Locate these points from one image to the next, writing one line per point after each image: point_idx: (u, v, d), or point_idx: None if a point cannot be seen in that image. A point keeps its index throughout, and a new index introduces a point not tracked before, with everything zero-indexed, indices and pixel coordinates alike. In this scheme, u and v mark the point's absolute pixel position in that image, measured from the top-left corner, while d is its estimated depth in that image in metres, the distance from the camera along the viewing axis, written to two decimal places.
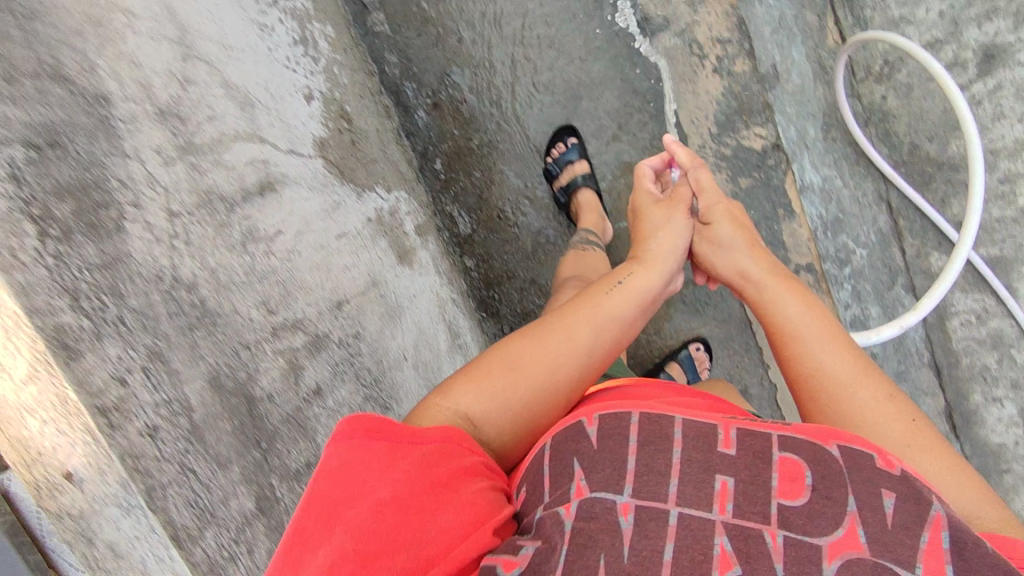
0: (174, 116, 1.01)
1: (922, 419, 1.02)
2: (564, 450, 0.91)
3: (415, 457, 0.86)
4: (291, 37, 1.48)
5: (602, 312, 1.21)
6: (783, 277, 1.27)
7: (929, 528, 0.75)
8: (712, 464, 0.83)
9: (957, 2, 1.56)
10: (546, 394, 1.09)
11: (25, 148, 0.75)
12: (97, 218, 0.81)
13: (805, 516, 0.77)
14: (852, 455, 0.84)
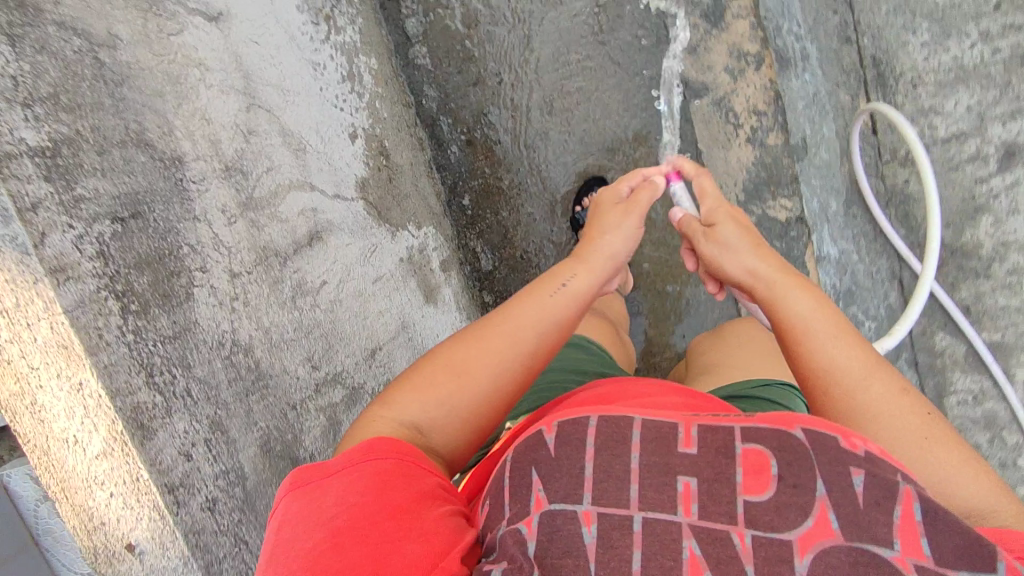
0: (239, 171, 1.00)
1: (943, 418, 0.78)
2: (522, 460, 0.69)
3: (368, 470, 0.69)
4: (340, 74, 1.50)
5: (551, 305, 0.97)
6: (778, 264, 0.93)
7: (901, 501, 0.61)
8: (672, 467, 0.66)
9: (984, 99, 1.60)
10: (492, 394, 0.90)
11: (111, 222, 0.74)
12: (170, 288, 0.80)
13: (773, 510, 0.61)
14: (820, 439, 0.65)
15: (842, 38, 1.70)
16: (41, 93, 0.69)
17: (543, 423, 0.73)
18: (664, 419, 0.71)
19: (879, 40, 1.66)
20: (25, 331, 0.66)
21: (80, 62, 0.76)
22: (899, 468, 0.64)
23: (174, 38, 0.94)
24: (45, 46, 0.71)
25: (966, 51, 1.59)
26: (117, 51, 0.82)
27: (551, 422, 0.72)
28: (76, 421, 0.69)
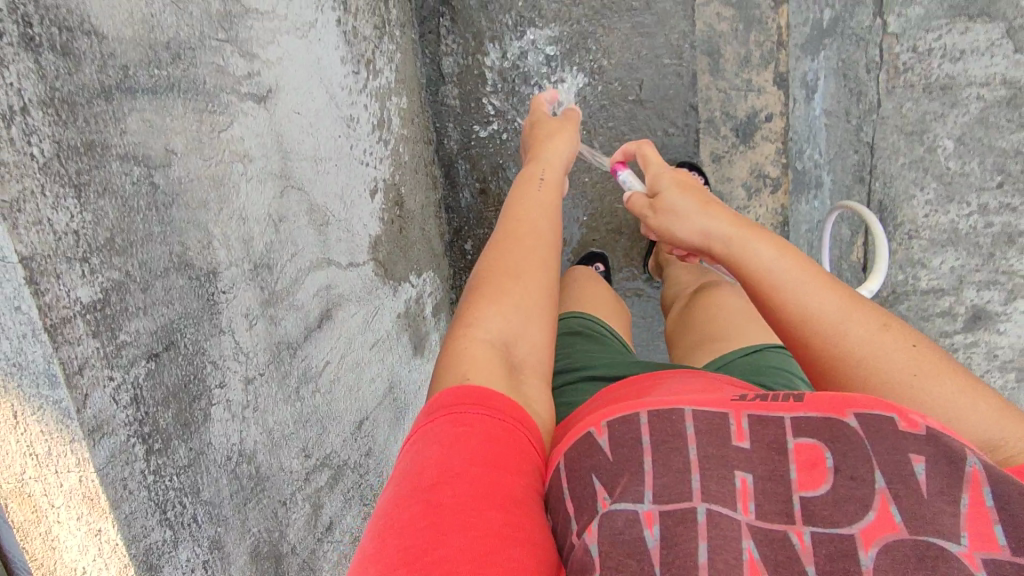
0: (265, 268, 1.01)
1: (925, 343, 0.86)
2: (580, 466, 0.73)
3: (479, 431, 0.78)
4: (370, 123, 1.47)
5: (546, 204, 1.25)
6: (730, 218, 1.03)
7: (968, 488, 0.62)
8: (728, 461, 0.69)
9: (967, 263, 1.72)
10: (551, 294, 1.09)
11: (147, 361, 0.75)
12: (191, 413, 0.82)
13: (829, 504, 0.64)
14: (871, 423, 0.68)
15: (856, 177, 1.72)
16: (99, 242, 0.69)
17: (592, 425, 0.77)
18: (713, 408, 0.74)
19: (889, 186, 1.70)
20: (52, 475, 0.68)
21: (137, 193, 0.75)
22: (965, 445, 0.65)
23: (223, 134, 0.93)
24: (108, 186, 0.71)
25: (961, 218, 1.68)
26: (171, 167, 0.82)
27: (600, 423, 0.76)
28: (87, 557, 0.72)
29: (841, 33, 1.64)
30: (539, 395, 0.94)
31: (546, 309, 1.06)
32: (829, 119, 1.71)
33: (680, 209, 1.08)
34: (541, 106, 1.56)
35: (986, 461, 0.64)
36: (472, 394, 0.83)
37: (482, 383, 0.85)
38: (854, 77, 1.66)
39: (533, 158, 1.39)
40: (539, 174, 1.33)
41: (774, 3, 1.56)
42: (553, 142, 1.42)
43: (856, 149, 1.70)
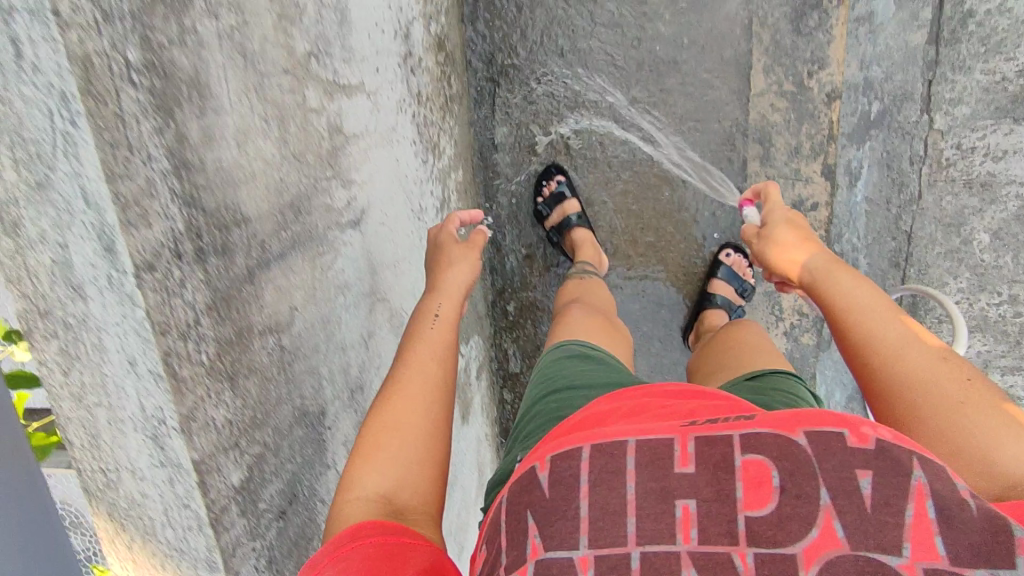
0: (359, 391, 1.04)
1: (984, 380, 0.85)
2: (516, 505, 0.60)
3: (359, 556, 0.63)
4: (435, 204, 1.47)
5: (438, 346, 1.05)
6: (827, 258, 1.15)
7: (911, 500, 0.52)
8: (669, 491, 0.56)
9: (993, 349, 1.80)
10: (443, 436, 0.92)
11: (278, 519, 0.80)
12: (306, 555, 0.87)
13: (773, 524, 0.52)
14: (822, 439, 0.56)
15: (892, 262, 1.79)
16: (246, 423, 0.73)
17: (535, 459, 0.64)
18: (658, 435, 0.60)
19: (923, 274, 1.78)
20: None
21: (271, 363, 0.78)
22: (912, 455, 0.55)
23: (328, 273, 0.95)
24: (253, 366, 0.74)
25: (991, 306, 1.76)
26: (294, 326, 0.84)
27: (543, 457, 0.63)
28: None
29: (888, 125, 1.70)
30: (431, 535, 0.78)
31: (433, 455, 0.89)
32: (870, 206, 1.76)
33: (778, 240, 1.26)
34: (451, 224, 1.26)
35: (932, 472, 0.54)
36: (348, 532, 0.69)
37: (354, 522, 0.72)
38: (897, 168, 1.72)
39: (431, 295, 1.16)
40: (435, 307, 1.13)
41: (828, 98, 1.59)
42: (451, 270, 1.20)
43: (893, 237, 1.77)
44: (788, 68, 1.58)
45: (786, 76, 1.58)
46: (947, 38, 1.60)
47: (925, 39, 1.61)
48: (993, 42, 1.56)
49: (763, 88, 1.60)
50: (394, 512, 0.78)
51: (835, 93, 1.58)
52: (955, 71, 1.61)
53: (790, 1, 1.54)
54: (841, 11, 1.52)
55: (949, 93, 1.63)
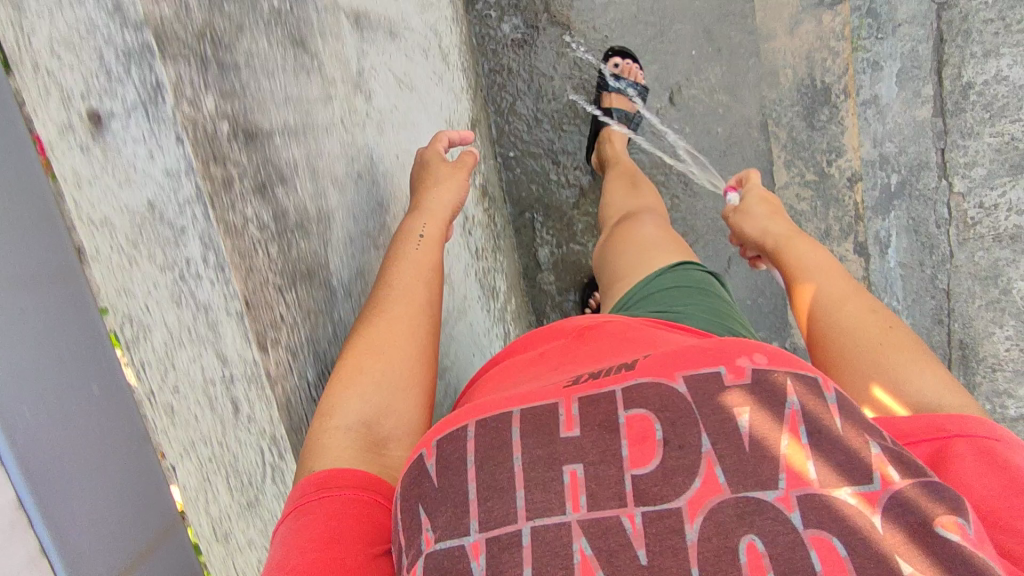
0: None
1: (902, 327, 1.00)
2: (409, 496, 0.61)
3: (322, 515, 0.63)
4: (497, 340, 1.49)
5: (425, 268, 0.91)
6: (792, 230, 1.32)
7: (786, 428, 0.58)
8: (556, 457, 0.59)
9: None
10: (429, 366, 0.85)
11: None
12: None
13: (659, 480, 0.56)
14: (699, 383, 0.61)
15: (935, 319, 1.84)
16: None
17: (423, 444, 0.64)
18: (542, 402, 0.64)
19: (968, 327, 1.81)
20: None
21: None
22: (788, 383, 0.60)
23: None
24: None
25: None
26: None
27: (431, 443, 0.63)
28: None
29: (909, 195, 1.78)
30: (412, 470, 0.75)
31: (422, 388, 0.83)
32: (904, 269, 1.84)
33: (755, 213, 1.40)
34: (438, 143, 1.05)
35: (805, 396, 0.60)
36: (315, 481, 0.67)
37: (330, 466, 0.68)
38: (925, 232, 1.79)
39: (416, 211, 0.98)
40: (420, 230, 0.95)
41: (850, 182, 1.68)
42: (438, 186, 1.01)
43: (932, 295, 1.82)
44: (808, 160, 1.68)
45: (807, 167, 1.68)
46: (951, 109, 1.68)
47: (930, 112, 1.70)
48: (996, 107, 1.63)
49: (786, 180, 1.70)
50: (375, 447, 0.74)
51: (855, 177, 1.67)
52: (964, 137, 1.68)
53: (800, 101, 1.65)
54: (849, 102, 1.62)
55: (963, 158, 1.69)
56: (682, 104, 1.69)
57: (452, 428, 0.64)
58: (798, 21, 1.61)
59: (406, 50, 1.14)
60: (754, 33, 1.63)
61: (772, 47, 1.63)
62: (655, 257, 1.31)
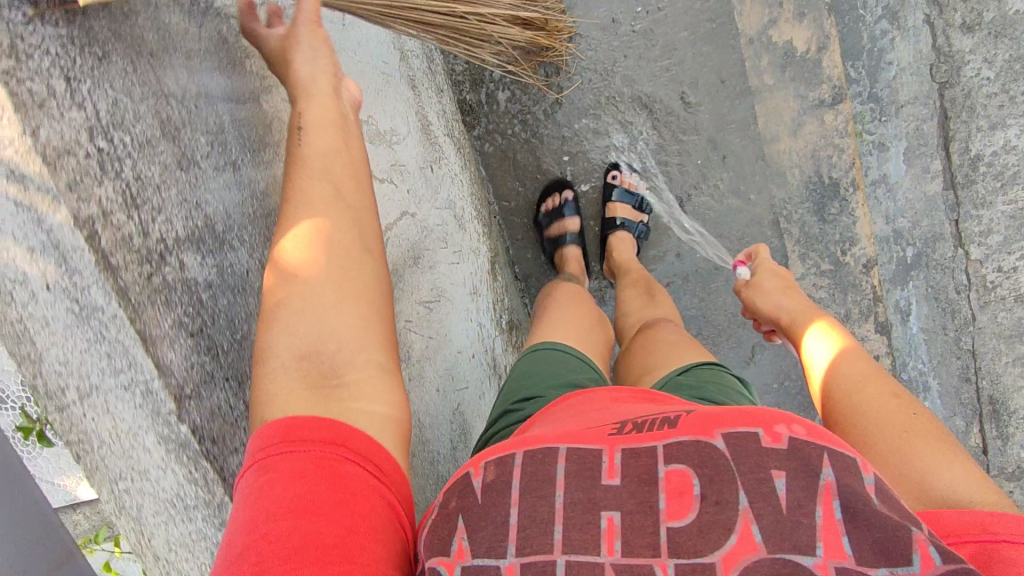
0: None
1: (927, 414, 0.92)
2: (448, 506, 0.69)
3: (286, 479, 0.66)
4: None
5: (322, 152, 0.88)
6: (805, 302, 1.26)
7: (821, 501, 0.62)
8: (597, 502, 0.65)
9: None
10: (358, 257, 0.84)
11: None
12: None
13: (695, 533, 0.62)
14: (737, 442, 0.66)
15: (962, 378, 1.82)
16: None
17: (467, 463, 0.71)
18: (586, 443, 0.70)
19: (997, 383, 1.81)
20: None
21: None
22: (823, 454, 0.65)
23: None
24: None
25: None
26: None
27: (475, 463, 0.70)
28: None
29: (926, 265, 1.76)
30: (375, 387, 0.78)
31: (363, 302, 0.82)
32: (927, 333, 1.81)
33: (764, 285, 1.34)
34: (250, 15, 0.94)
35: (841, 469, 0.64)
36: (277, 431, 0.70)
37: (285, 416, 0.72)
38: (945, 297, 1.77)
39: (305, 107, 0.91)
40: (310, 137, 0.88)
41: (865, 267, 1.70)
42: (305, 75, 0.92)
43: (958, 355, 1.81)
44: (823, 251, 1.70)
45: (824, 257, 1.70)
46: (962, 181, 1.67)
47: (941, 186, 1.69)
48: (1008, 176, 1.64)
49: (802, 272, 1.72)
50: (325, 380, 0.76)
51: (870, 262, 1.69)
52: (977, 207, 1.68)
53: (810, 198, 1.66)
54: (858, 194, 1.64)
55: (978, 228, 1.69)
56: (692, 210, 1.71)
57: (497, 455, 0.70)
58: (801, 122, 1.62)
59: (434, 266, 1.26)
60: (757, 137, 1.64)
61: (778, 149, 1.64)
62: (679, 353, 1.23)
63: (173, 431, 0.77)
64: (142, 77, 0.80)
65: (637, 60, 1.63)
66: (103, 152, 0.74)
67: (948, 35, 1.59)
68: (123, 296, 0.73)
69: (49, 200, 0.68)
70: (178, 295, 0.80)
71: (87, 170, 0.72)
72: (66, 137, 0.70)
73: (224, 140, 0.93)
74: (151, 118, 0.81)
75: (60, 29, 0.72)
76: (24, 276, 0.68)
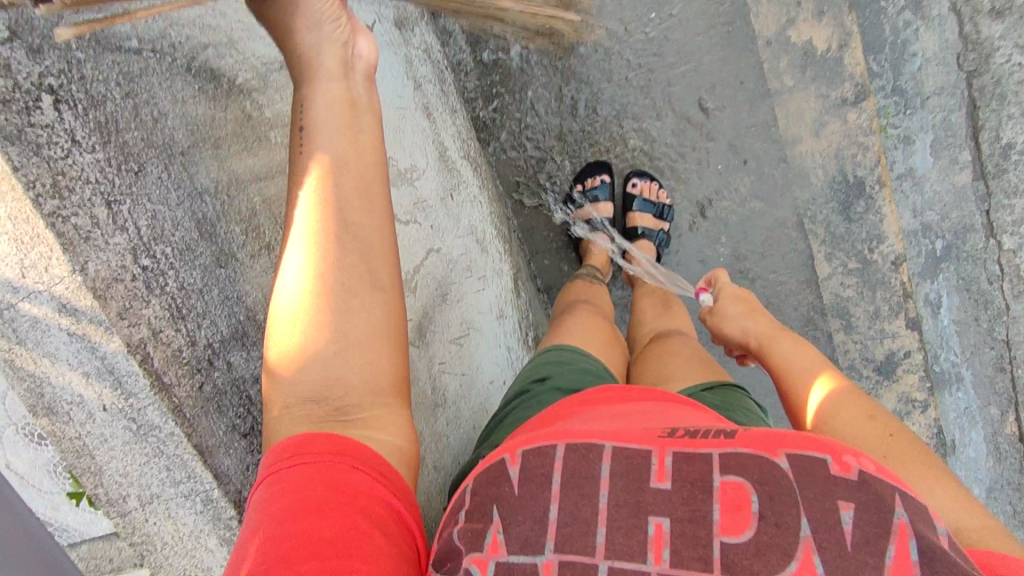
0: None
1: (904, 434, 0.86)
2: (483, 495, 0.66)
3: (294, 487, 0.66)
4: None
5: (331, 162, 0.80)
6: (769, 321, 1.18)
7: (894, 539, 0.59)
8: (643, 506, 0.62)
9: None
10: (367, 283, 0.78)
11: None
12: None
13: (752, 551, 0.59)
14: (803, 466, 0.63)
15: (998, 368, 1.67)
16: None
17: (506, 451, 0.70)
18: (635, 444, 0.67)
19: None
20: None
21: None
22: (896, 493, 0.62)
23: None
24: None
25: None
26: None
27: (514, 453, 0.68)
28: None
29: (956, 258, 1.66)
30: (386, 421, 0.77)
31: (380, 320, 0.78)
32: (959, 325, 1.69)
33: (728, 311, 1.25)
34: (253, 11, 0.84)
35: (916, 513, 0.61)
36: (287, 450, 0.70)
37: (296, 434, 0.72)
38: (977, 288, 1.66)
39: (310, 88, 0.83)
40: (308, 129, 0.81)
41: (894, 264, 1.63)
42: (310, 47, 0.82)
43: (992, 346, 1.67)
44: (850, 251, 1.64)
45: (850, 256, 1.64)
46: (993, 170, 1.59)
47: (970, 176, 1.60)
48: None
49: (829, 271, 1.67)
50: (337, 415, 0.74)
51: (899, 259, 1.63)
52: (1009, 196, 1.59)
53: (834, 197, 1.62)
54: (885, 192, 1.59)
55: (1012, 217, 1.59)
56: (714, 215, 1.69)
57: (538, 447, 0.68)
58: (823, 122, 1.59)
59: (463, 300, 1.28)
60: (778, 140, 1.61)
61: (799, 151, 1.61)
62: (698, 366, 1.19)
63: (225, 518, 0.89)
64: (176, 181, 0.89)
65: (653, 69, 1.60)
66: (147, 271, 0.83)
67: (976, 23, 1.54)
68: (175, 412, 0.84)
69: (101, 331, 0.79)
70: (226, 399, 0.89)
71: (134, 294, 0.81)
72: (111, 266, 0.80)
73: (259, 225, 0.99)
74: (188, 221, 0.89)
75: (97, 153, 0.79)
76: (81, 397, 0.81)
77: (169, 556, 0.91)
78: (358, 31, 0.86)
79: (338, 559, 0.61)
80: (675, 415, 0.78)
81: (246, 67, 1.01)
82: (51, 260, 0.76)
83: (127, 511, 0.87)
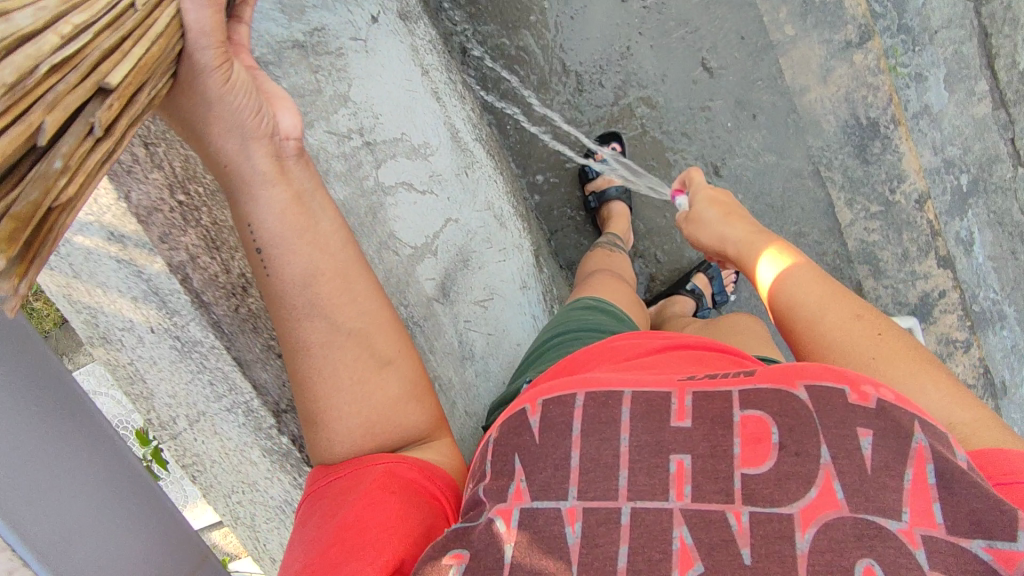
0: None
1: (894, 331, 0.81)
2: (506, 445, 0.67)
3: (331, 496, 0.76)
4: None
5: (299, 275, 0.82)
6: (747, 226, 1.08)
7: (912, 463, 0.58)
8: (663, 445, 0.63)
9: None
10: (371, 367, 0.84)
11: None
12: None
13: (772, 482, 0.59)
14: (822, 395, 0.63)
15: None
16: None
17: (526, 401, 0.70)
18: (653, 387, 0.68)
19: None
20: None
21: None
22: (914, 419, 0.61)
23: None
24: None
25: None
26: None
27: (534, 402, 0.69)
28: None
29: (984, 192, 1.63)
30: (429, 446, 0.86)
31: (396, 390, 0.85)
32: (995, 261, 1.66)
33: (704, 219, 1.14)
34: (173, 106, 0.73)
35: (932, 435, 0.60)
36: (331, 470, 0.80)
37: (340, 456, 0.81)
38: (1010, 221, 1.63)
39: (248, 196, 0.80)
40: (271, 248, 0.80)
41: (918, 203, 1.60)
42: (236, 155, 0.78)
43: None
44: (870, 195, 1.62)
45: (872, 200, 1.62)
46: (1013, 98, 1.57)
47: (990, 107, 1.58)
48: None
49: (851, 218, 1.65)
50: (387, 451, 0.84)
51: (923, 197, 1.59)
52: None
53: (849, 141, 1.61)
54: (901, 130, 1.57)
55: None
56: (729, 173, 1.68)
57: (560, 395, 0.68)
58: (830, 67, 1.58)
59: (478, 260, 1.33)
60: (785, 91, 1.61)
61: (808, 99, 1.61)
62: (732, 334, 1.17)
63: (265, 429, 0.96)
64: None
65: (654, 36, 1.63)
66: (183, 205, 0.92)
67: None
68: (214, 327, 0.91)
69: (145, 254, 0.87)
70: (261, 321, 0.98)
71: (172, 224, 0.89)
72: (153, 197, 0.88)
73: None
74: None
75: None
76: (131, 321, 0.90)
77: (217, 474, 1.01)
78: (275, 107, 0.81)
79: (365, 538, 0.68)
80: (697, 362, 0.78)
81: (261, 43, 1.14)
82: (100, 190, 0.84)
83: (177, 432, 0.97)
